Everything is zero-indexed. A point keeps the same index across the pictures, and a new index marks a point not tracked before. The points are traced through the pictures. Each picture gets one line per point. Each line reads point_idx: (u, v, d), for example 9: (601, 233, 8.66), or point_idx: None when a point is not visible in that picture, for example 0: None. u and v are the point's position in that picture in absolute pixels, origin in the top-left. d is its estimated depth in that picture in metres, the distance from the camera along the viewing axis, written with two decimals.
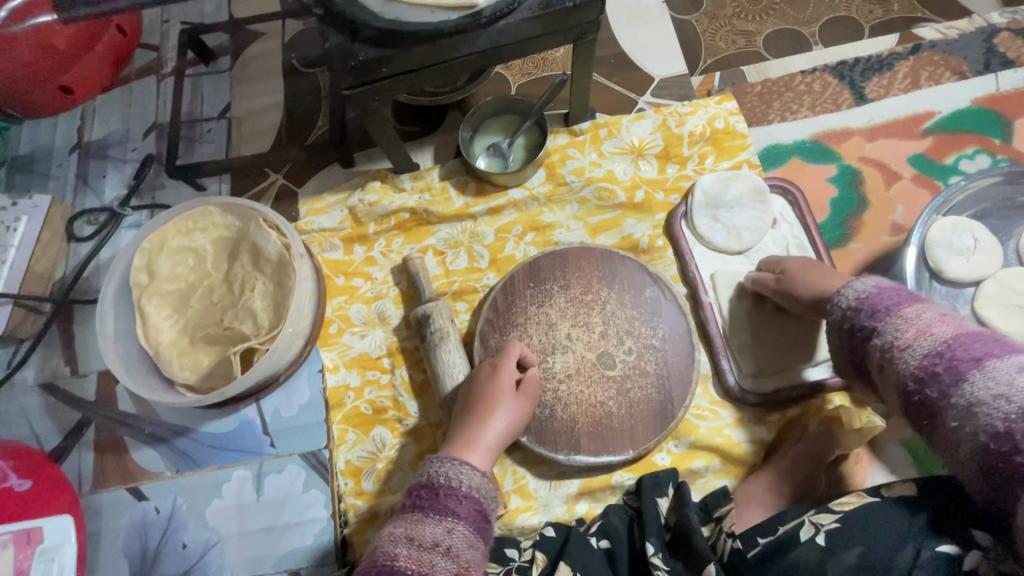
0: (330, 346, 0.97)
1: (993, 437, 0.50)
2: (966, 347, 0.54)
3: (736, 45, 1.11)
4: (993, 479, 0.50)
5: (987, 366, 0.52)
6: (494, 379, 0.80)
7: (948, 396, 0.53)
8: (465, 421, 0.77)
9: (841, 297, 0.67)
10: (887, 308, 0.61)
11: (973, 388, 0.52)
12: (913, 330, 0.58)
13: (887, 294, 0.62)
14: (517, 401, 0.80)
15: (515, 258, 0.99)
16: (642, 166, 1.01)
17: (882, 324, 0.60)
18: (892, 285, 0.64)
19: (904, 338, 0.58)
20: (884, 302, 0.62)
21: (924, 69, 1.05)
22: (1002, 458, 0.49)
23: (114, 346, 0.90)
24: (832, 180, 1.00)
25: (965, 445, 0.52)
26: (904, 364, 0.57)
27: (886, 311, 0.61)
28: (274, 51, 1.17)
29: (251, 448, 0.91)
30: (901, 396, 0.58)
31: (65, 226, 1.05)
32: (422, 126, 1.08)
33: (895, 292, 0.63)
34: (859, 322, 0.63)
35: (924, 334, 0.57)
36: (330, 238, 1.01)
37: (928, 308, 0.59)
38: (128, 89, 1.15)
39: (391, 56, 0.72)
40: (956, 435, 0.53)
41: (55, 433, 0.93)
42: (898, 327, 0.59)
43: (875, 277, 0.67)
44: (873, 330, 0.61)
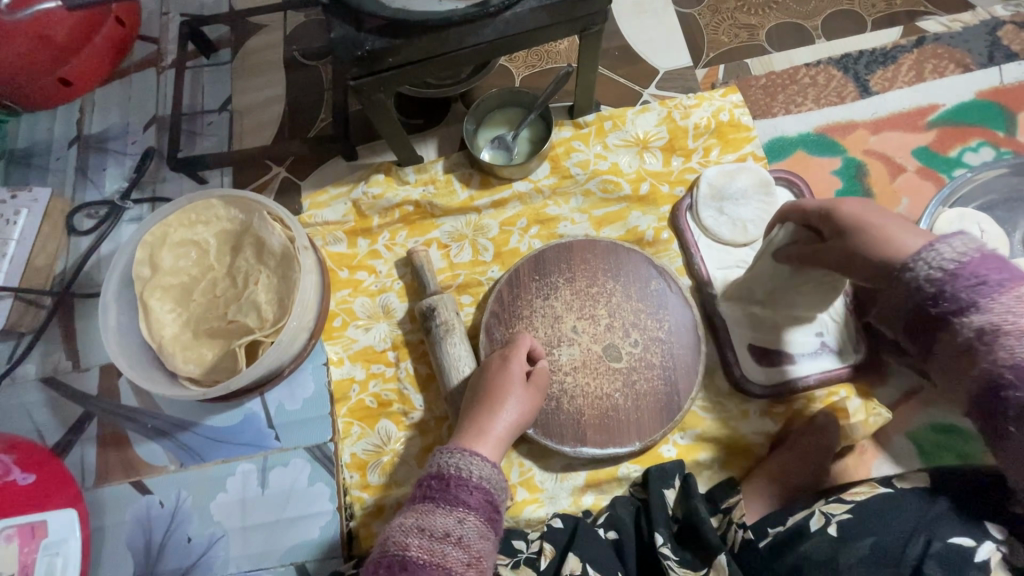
0: (334, 340, 0.96)
1: None
2: None
3: (738, 39, 1.11)
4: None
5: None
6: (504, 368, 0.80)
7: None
8: (476, 413, 0.76)
9: (924, 261, 0.56)
10: (999, 284, 0.53)
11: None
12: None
13: (995, 265, 0.53)
14: (524, 389, 0.79)
15: (520, 250, 0.99)
16: (646, 158, 1.00)
17: (996, 303, 0.52)
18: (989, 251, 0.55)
19: (1018, 325, 0.51)
20: (991, 275, 0.53)
21: (928, 62, 1.05)
22: None
23: (117, 339, 0.89)
24: (837, 173, 1.00)
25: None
26: (1010, 354, 0.51)
27: (1002, 287, 0.52)
28: (275, 43, 1.16)
29: (256, 441, 0.91)
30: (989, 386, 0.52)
31: (65, 220, 1.05)
32: (426, 118, 1.07)
33: (999, 264, 0.54)
34: (949, 293, 0.54)
35: None
36: (334, 231, 1.01)
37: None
38: (128, 81, 1.15)
39: (398, 46, 0.71)
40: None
41: (58, 427, 0.93)
42: (1010, 310, 0.52)
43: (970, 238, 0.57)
44: (972, 306, 0.52)
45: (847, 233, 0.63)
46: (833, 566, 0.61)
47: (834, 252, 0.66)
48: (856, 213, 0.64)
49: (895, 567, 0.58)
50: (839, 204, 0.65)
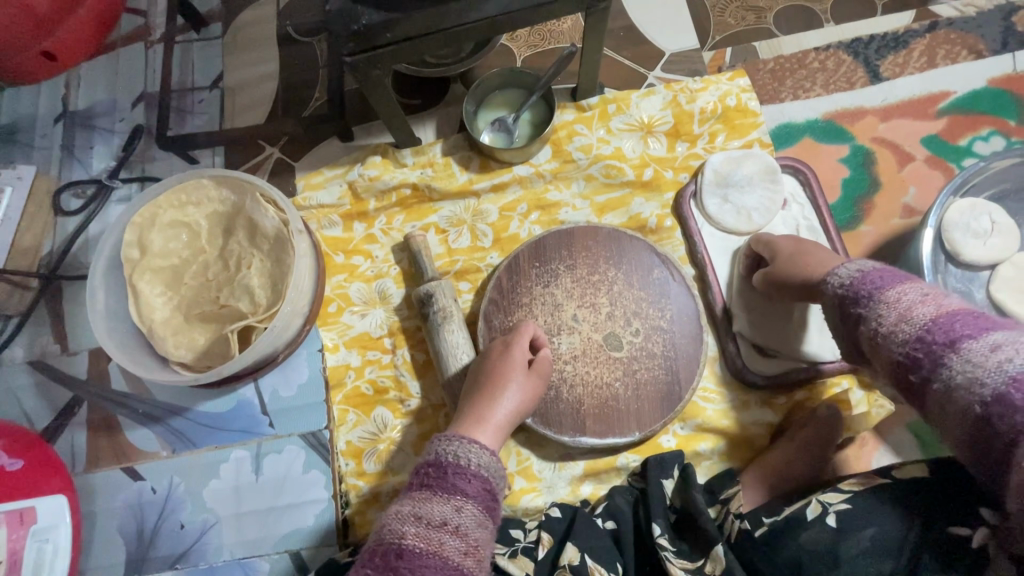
0: (330, 326, 0.94)
1: (977, 422, 0.48)
2: (945, 329, 0.51)
3: (746, 22, 1.07)
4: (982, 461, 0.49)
5: (958, 350, 0.49)
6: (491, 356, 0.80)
7: (930, 380, 0.51)
8: (478, 403, 0.74)
9: (829, 282, 0.65)
10: (871, 293, 0.59)
11: (949, 372, 0.50)
12: (893, 315, 0.55)
13: (871, 278, 0.60)
14: (524, 377, 0.78)
15: (520, 236, 0.96)
16: (651, 143, 0.98)
17: (867, 311, 0.58)
18: (877, 267, 0.61)
19: (885, 325, 0.56)
20: (868, 286, 0.60)
21: (940, 48, 1.02)
22: (987, 442, 0.47)
23: (105, 323, 0.87)
24: (844, 161, 0.98)
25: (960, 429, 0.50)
26: (890, 351, 0.55)
27: (870, 298, 0.58)
28: (267, 18, 1.12)
29: (249, 428, 0.89)
30: (895, 380, 0.55)
31: (52, 200, 1.02)
32: (424, 99, 1.04)
33: (881, 275, 0.60)
34: (848, 309, 0.61)
35: (905, 318, 0.54)
36: (329, 214, 0.98)
37: (914, 288, 0.56)
38: (114, 55, 1.10)
39: (395, 19, 0.70)
40: (945, 419, 0.51)
41: (47, 412, 0.91)
42: (881, 311, 0.57)
43: (863, 260, 0.64)
44: (859, 316, 0.59)
45: (780, 260, 0.78)
46: (834, 558, 0.60)
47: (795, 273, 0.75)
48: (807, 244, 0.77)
49: (897, 557, 0.58)
50: (776, 238, 0.82)
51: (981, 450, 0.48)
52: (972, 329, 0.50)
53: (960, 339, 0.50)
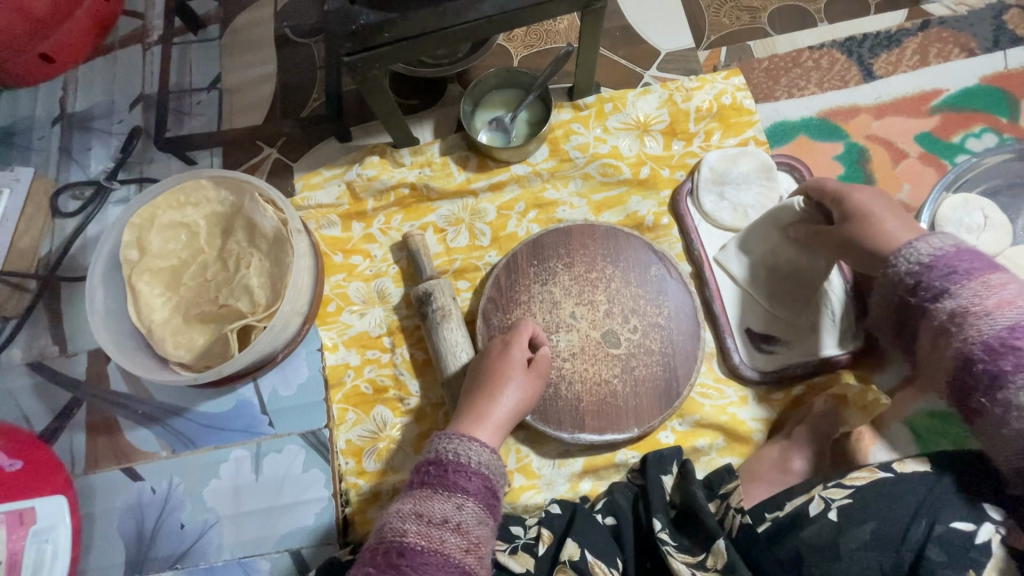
0: (329, 325, 0.95)
1: None
2: None
3: (741, 22, 1.08)
4: None
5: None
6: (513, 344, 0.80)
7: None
8: (483, 402, 0.74)
9: (903, 257, 0.64)
10: (968, 272, 0.59)
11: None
12: (994, 299, 0.56)
13: (966, 256, 0.60)
14: (527, 374, 0.79)
15: (517, 235, 0.97)
16: (647, 142, 0.99)
17: (959, 288, 0.59)
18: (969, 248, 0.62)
19: (984, 306, 0.56)
20: (963, 265, 0.60)
21: (933, 46, 1.03)
22: None
23: (104, 323, 0.87)
24: (839, 158, 0.99)
25: None
26: (979, 332, 0.56)
27: (968, 274, 0.59)
28: (265, 19, 1.12)
29: (248, 427, 0.90)
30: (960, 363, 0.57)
31: (50, 202, 1.02)
32: (421, 99, 1.04)
33: (973, 256, 0.61)
34: (924, 285, 0.61)
35: (1006, 304, 0.56)
36: (327, 214, 0.98)
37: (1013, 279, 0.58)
38: (112, 58, 1.11)
39: (394, 19, 0.69)
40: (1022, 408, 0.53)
41: (45, 414, 0.91)
42: (978, 292, 0.58)
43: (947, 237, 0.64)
44: (944, 291, 0.59)
45: (852, 220, 0.73)
46: (835, 552, 0.62)
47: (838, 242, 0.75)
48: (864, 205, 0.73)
49: (897, 551, 0.59)
50: (851, 193, 0.75)
51: None
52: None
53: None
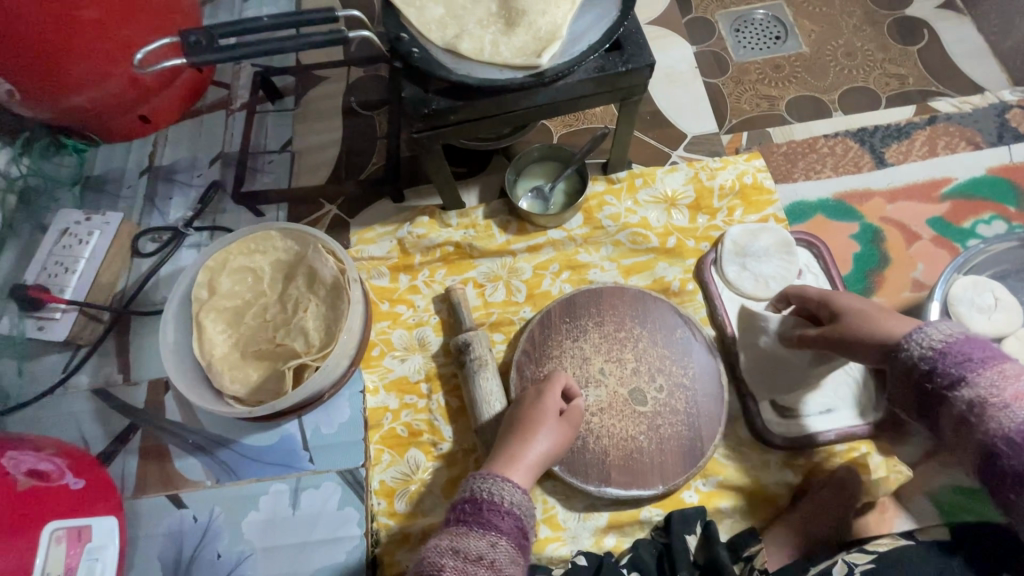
0: (372, 368, 1.01)
1: None
2: None
3: (760, 108, 1.21)
4: None
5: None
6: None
7: None
8: (519, 445, 0.78)
9: (914, 341, 0.65)
10: (982, 361, 0.59)
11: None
12: (1011, 390, 0.57)
13: (977, 344, 0.60)
14: (562, 420, 0.84)
15: (551, 293, 1.05)
16: (674, 215, 1.07)
17: (959, 381, 0.59)
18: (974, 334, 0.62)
19: (1003, 398, 0.56)
20: (976, 353, 0.60)
21: (941, 139, 1.12)
22: None
23: (172, 355, 0.95)
24: (854, 237, 1.06)
25: None
26: (1000, 425, 0.56)
27: (983, 363, 0.59)
28: (335, 93, 1.27)
29: (289, 462, 0.95)
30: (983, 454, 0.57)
31: (131, 243, 1.14)
32: (468, 167, 1.16)
33: (982, 344, 0.61)
34: (934, 376, 0.61)
35: (1022, 396, 0.56)
36: (378, 266, 1.08)
37: (1022, 369, 0.59)
38: (199, 121, 1.27)
39: (459, 106, 0.78)
40: None
41: (103, 437, 0.99)
42: (994, 384, 0.58)
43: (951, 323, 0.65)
44: (960, 381, 0.59)
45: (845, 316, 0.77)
46: None
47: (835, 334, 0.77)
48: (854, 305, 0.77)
49: None
50: (836, 295, 0.80)
51: None
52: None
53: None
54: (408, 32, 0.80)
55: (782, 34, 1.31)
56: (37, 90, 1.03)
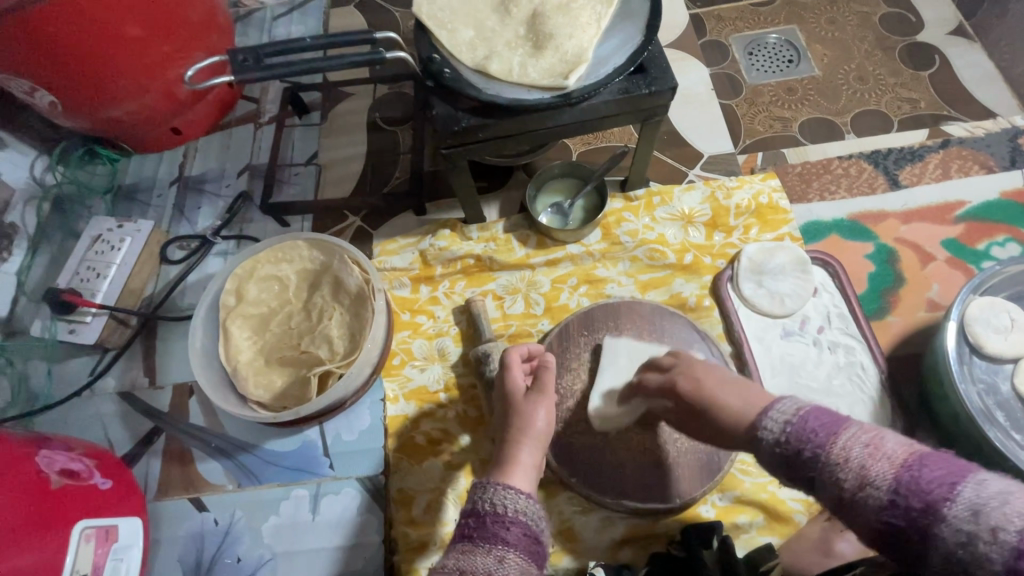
0: (393, 377, 1.02)
1: None
2: (921, 479, 0.48)
3: (773, 129, 1.23)
4: None
5: (942, 517, 0.46)
6: (570, 413, 0.94)
7: (933, 540, 0.47)
8: (500, 451, 0.77)
9: (767, 424, 0.59)
10: (820, 445, 0.54)
11: (945, 541, 0.46)
12: (855, 472, 0.52)
13: (809, 425, 0.56)
14: (531, 402, 0.81)
15: (569, 306, 1.06)
16: (691, 232, 1.09)
17: (822, 473, 0.53)
18: (811, 406, 0.58)
19: (853, 485, 0.51)
20: (811, 437, 0.55)
21: (954, 162, 1.14)
22: None
23: (200, 359, 0.98)
24: (870, 257, 1.07)
25: None
26: (868, 513, 0.50)
27: (819, 451, 0.54)
28: (360, 108, 1.31)
29: (311, 468, 0.96)
30: (880, 539, 0.50)
31: (160, 249, 1.17)
32: (489, 182, 1.19)
33: (817, 417, 0.56)
34: (796, 466, 0.55)
35: (867, 474, 0.51)
36: (400, 277, 1.10)
37: (856, 435, 0.53)
38: (228, 134, 1.31)
39: (488, 124, 0.81)
40: None
41: (128, 439, 1.01)
42: (839, 468, 0.53)
43: (788, 398, 0.60)
44: (817, 472, 0.54)
45: (698, 407, 0.70)
46: None
47: (695, 426, 0.72)
48: (695, 385, 0.72)
49: None
50: (681, 375, 0.75)
51: None
52: (940, 485, 0.47)
53: (942, 497, 0.47)
54: (440, 53, 0.84)
55: (795, 57, 1.34)
56: (78, 102, 1.07)
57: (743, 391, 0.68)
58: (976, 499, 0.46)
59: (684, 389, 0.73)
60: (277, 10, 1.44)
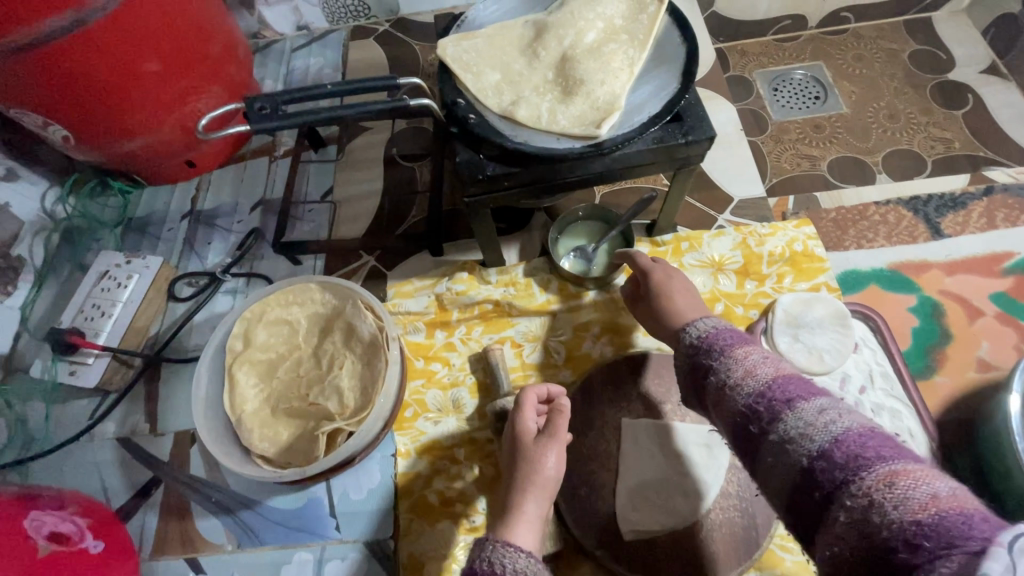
0: (405, 431, 0.97)
1: (802, 471, 0.50)
2: (783, 388, 0.56)
3: (801, 168, 1.19)
4: (803, 509, 0.50)
5: (793, 408, 0.53)
6: (595, 475, 0.88)
7: (768, 430, 0.54)
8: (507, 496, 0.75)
9: (690, 331, 0.70)
10: (723, 349, 0.64)
11: (784, 425, 0.53)
12: (740, 369, 0.60)
13: (723, 335, 0.66)
14: (541, 446, 0.77)
15: (591, 356, 1.01)
16: (721, 280, 1.04)
17: (718, 363, 0.63)
18: (729, 327, 0.68)
19: (732, 377, 0.60)
20: (720, 342, 0.65)
21: (999, 211, 1.09)
22: (813, 488, 0.49)
23: (203, 409, 0.92)
24: (913, 310, 1.01)
25: (786, 474, 0.51)
26: (733, 402, 0.59)
27: (720, 352, 0.64)
28: (377, 143, 1.29)
29: (315, 529, 0.91)
30: (737, 427, 0.58)
31: (167, 286, 1.13)
32: (508, 223, 1.14)
33: (731, 334, 0.66)
34: (700, 360, 0.66)
35: (750, 374, 0.59)
36: (414, 321, 1.05)
37: (757, 351, 0.62)
38: (242, 166, 1.28)
39: (515, 172, 0.77)
40: (775, 463, 0.53)
41: (124, 490, 0.96)
42: (730, 366, 0.62)
43: (720, 319, 0.71)
44: (710, 369, 0.64)
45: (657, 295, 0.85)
46: None
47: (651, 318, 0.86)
48: (660, 282, 0.86)
49: None
50: (655, 270, 0.87)
51: (802, 514, 0.50)
52: (803, 392, 0.55)
53: (796, 401, 0.54)
54: (465, 97, 0.80)
55: (821, 93, 1.30)
56: (93, 136, 1.05)
57: (696, 303, 0.83)
58: (827, 405, 0.52)
59: (656, 278, 0.87)
60: (296, 42, 1.43)
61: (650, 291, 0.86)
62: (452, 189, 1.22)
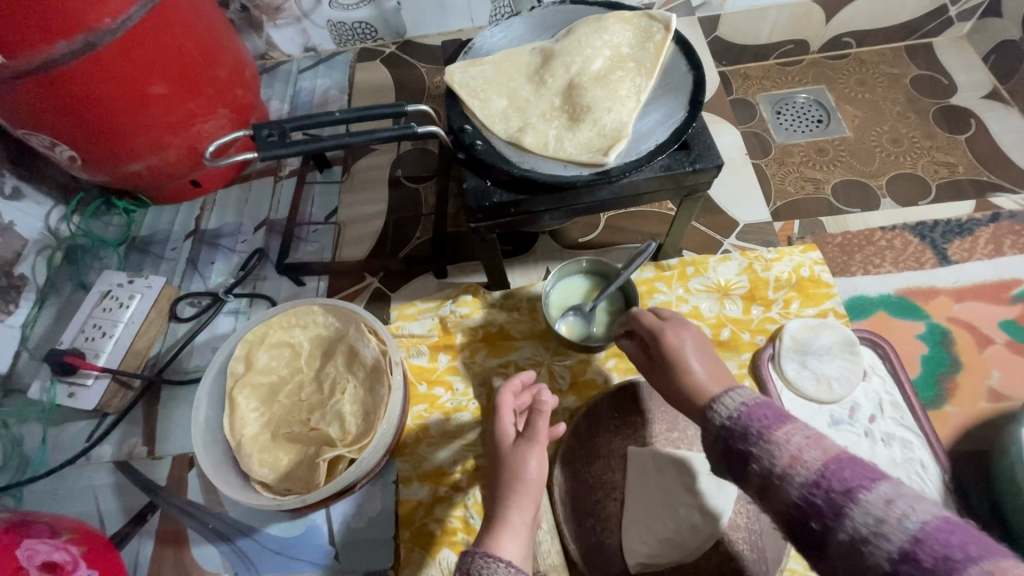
0: (407, 456, 0.95)
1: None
2: (839, 475, 0.49)
3: (804, 191, 1.19)
4: None
5: (857, 501, 0.46)
6: (600, 506, 0.87)
7: (830, 525, 0.48)
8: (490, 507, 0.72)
9: (717, 410, 0.61)
10: (759, 432, 0.56)
11: (853, 523, 0.46)
12: (786, 456, 0.53)
13: (755, 415, 0.57)
14: (519, 449, 0.74)
15: (596, 381, 0.99)
16: (727, 304, 1.03)
17: (759, 450, 0.55)
18: (761, 400, 0.59)
19: (780, 466, 0.52)
20: (756, 424, 0.57)
21: (1006, 237, 1.08)
22: None
23: (202, 434, 0.90)
24: (922, 337, 1.00)
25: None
26: (788, 495, 0.51)
27: (759, 436, 0.55)
28: (382, 164, 1.29)
29: (313, 558, 0.90)
30: (791, 523, 0.51)
31: (169, 306, 1.12)
32: (514, 245, 1.16)
33: (764, 410, 0.57)
34: (734, 445, 0.57)
35: (797, 461, 0.52)
36: (418, 344, 1.04)
37: (798, 429, 0.54)
38: (247, 186, 1.28)
39: (522, 199, 0.76)
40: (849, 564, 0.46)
41: (120, 515, 0.94)
42: (772, 452, 0.54)
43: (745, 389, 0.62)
44: (750, 456, 0.55)
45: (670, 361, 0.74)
46: None
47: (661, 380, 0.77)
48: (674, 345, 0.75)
49: None
50: (665, 331, 0.76)
51: None
52: (863, 477, 0.48)
53: (856, 490, 0.47)
54: (472, 123, 0.81)
55: (824, 117, 1.31)
56: (99, 156, 1.05)
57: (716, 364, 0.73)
58: (892, 494, 0.46)
59: (669, 343, 0.75)
60: (303, 64, 1.45)
61: (662, 356, 0.76)
62: (457, 211, 1.23)
